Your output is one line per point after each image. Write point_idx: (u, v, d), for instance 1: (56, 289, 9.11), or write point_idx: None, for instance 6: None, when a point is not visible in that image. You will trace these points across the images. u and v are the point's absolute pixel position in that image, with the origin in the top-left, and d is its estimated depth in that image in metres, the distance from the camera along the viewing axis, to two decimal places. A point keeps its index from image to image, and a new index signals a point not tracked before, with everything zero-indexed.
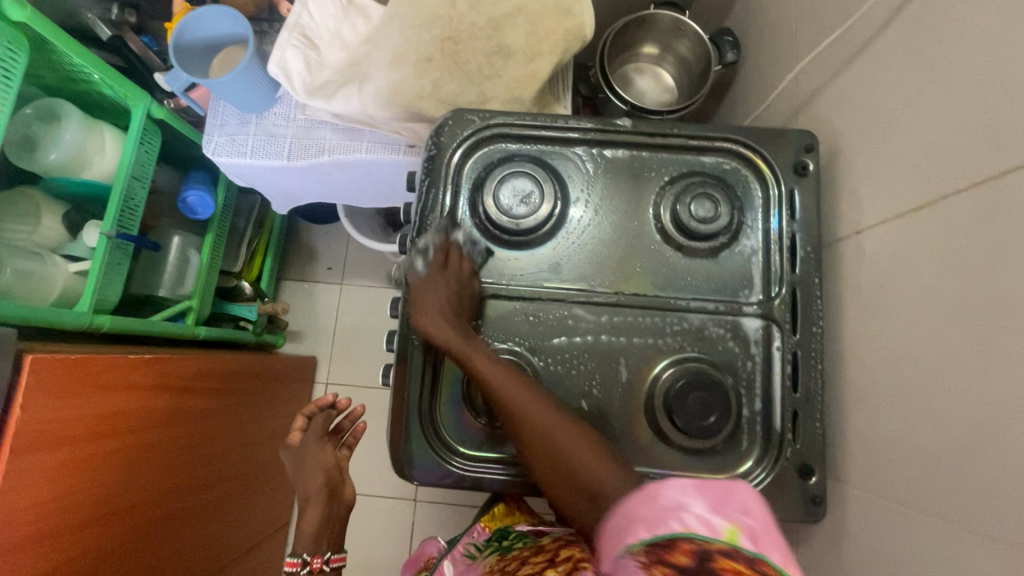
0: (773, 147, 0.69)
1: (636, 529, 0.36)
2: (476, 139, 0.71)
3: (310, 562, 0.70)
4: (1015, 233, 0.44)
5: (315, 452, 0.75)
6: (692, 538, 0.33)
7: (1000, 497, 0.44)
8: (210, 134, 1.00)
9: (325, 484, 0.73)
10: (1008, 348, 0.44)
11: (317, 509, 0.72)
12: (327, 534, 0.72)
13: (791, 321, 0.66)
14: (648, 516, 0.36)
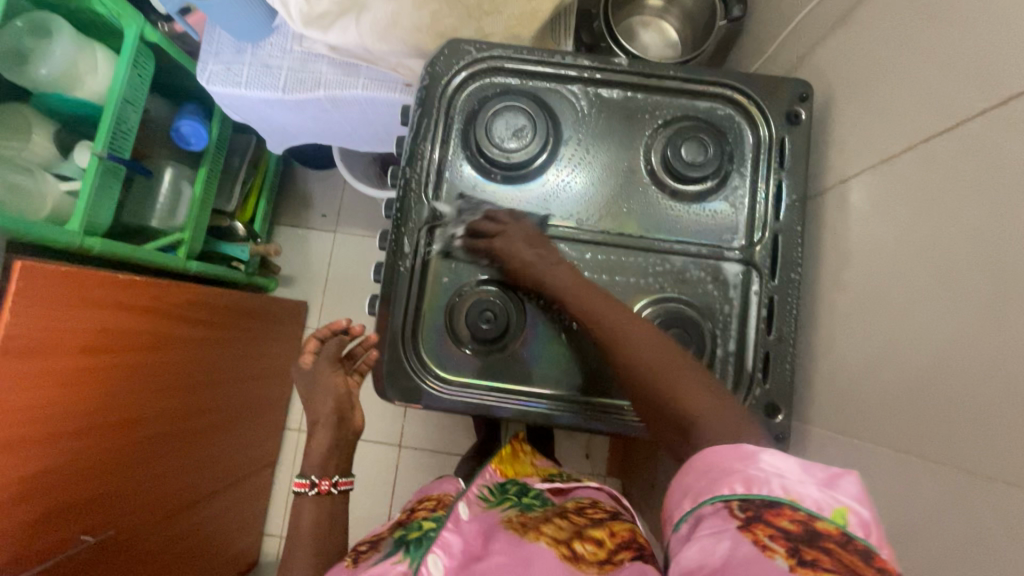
0: (768, 94, 0.69)
1: (730, 483, 0.42)
2: (472, 70, 0.70)
3: (319, 485, 0.67)
4: (987, 174, 0.46)
5: (326, 376, 0.71)
6: (796, 507, 0.39)
7: (948, 423, 0.47)
8: (204, 62, 0.99)
9: (335, 408, 0.70)
10: (973, 284, 0.46)
11: (326, 434, 0.69)
12: (336, 457, 0.70)
13: (771, 267, 0.67)
14: (744, 472, 0.43)
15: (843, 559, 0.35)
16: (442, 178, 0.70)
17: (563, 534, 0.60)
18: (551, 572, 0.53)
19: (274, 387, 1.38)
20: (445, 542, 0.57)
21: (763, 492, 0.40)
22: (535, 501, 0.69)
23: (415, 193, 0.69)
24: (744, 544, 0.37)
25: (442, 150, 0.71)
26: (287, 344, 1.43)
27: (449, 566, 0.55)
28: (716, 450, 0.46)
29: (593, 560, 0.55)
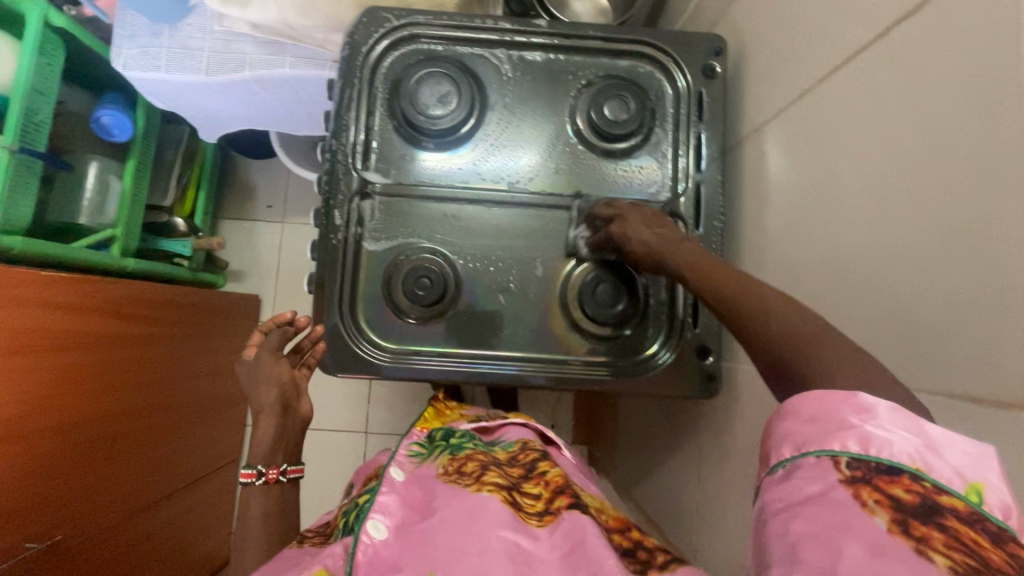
0: (685, 49, 0.71)
1: (842, 439, 0.33)
2: (393, 38, 0.70)
3: (267, 474, 0.62)
4: (870, 104, 0.49)
5: (268, 365, 0.66)
6: (921, 477, 0.30)
7: None
8: (119, 46, 0.94)
9: (277, 397, 0.65)
10: (861, 211, 0.49)
11: (269, 421, 0.64)
12: (284, 444, 0.65)
13: (695, 217, 0.70)
14: (861, 427, 0.33)
15: (981, 556, 0.26)
16: (370, 149, 0.70)
17: (503, 480, 0.58)
18: (493, 518, 0.51)
19: (231, 383, 1.35)
20: (382, 506, 0.53)
21: (886, 456, 0.31)
22: (466, 441, 0.67)
23: (343, 165, 0.68)
24: (841, 495, 0.30)
25: (368, 120, 0.70)
26: (241, 339, 1.39)
27: (390, 526, 0.52)
28: (826, 393, 0.35)
29: (532, 510, 0.55)
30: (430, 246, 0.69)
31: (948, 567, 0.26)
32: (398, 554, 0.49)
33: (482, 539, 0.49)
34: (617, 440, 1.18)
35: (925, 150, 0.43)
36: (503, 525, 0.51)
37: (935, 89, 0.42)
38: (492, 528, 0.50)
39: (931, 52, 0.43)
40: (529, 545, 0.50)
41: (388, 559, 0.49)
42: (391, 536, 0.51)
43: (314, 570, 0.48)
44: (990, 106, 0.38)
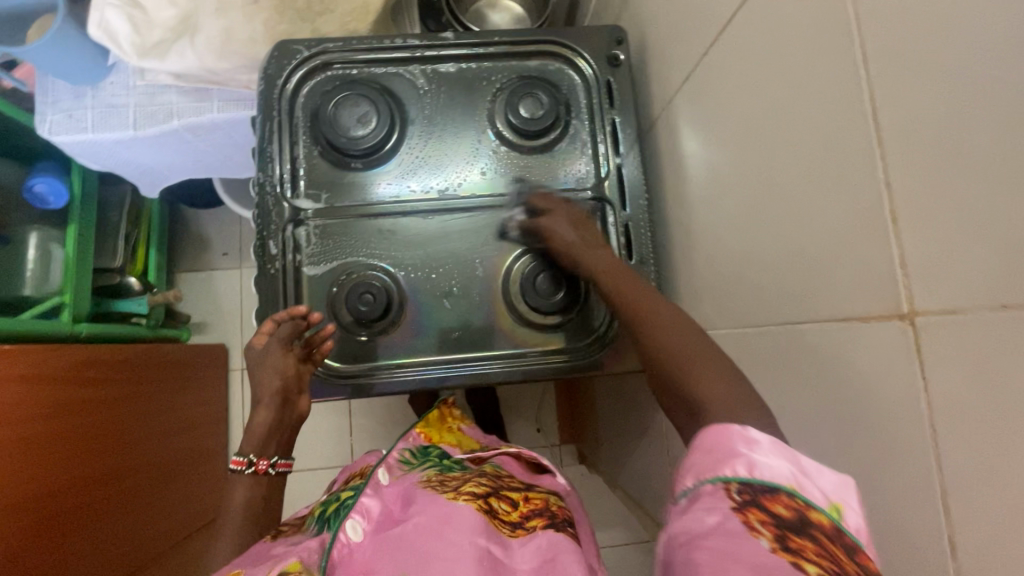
0: (588, 43, 0.74)
1: (733, 464, 0.38)
2: (307, 67, 0.72)
3: (256, 464, 0.60)
4: (740, 66, 0.52)
5: (275, 355, 0.63)
6: (795, 496, 0.36)
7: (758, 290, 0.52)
8: (43, 113, 0.94)
9: (279, 390, 0.62)
10: (748, 165, 0.52)
11: (267, 413, 0.62)
12: (278, 437, 0.62)
13: (621, 199, 0.72)
14: (749, 454, 0.38)
15: (835, 561, 0.32)
16: (298, 176, 0.71)
17: (480, 487, 0.56)
18: (466, 525, 0.49)
19: (207, 436, 1.32)
20: (364, 508, 0.53)
21: (765, 477, 0.37)
22: (457, 463, 0.64)
23: (272, 195, 0.69)
24: (732, 521, 0.35)
25: (293, 149, 0.71)
26: (213, 390, 1.37)
27: (368, 530, 0.51)
28: (717, 428, 0.41)
29: (506, 521, 0.53)
30: (371, 263, 0.70)
31: (819, 574, 0.31)
32: (371, 554, 0.48)
33: (452, 545, 0.47)
34: (600, 433, 1.18)
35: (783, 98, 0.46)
36: (475, 533, 0.49)
37: (778, 44, 0.45)
38: (465, 535, 0.48)
39: (771, 11, 0.46)
40: (500, 556, 0.48)
41: (360, 560, 0.47)
42: (366, 538, 0.50)
43: (289, 562, 0.45)
44: (819, 48, 0.41)
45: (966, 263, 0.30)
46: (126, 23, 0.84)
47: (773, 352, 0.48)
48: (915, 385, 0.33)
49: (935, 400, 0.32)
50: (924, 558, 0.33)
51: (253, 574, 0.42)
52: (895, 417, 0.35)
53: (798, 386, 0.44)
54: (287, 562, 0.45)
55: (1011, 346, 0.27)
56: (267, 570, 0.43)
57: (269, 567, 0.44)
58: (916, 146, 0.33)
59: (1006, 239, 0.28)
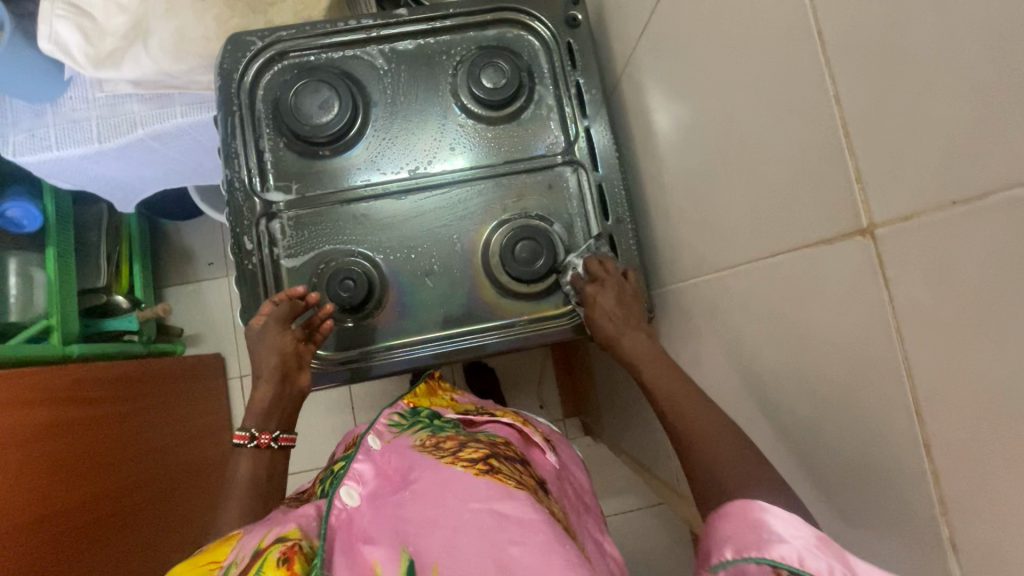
0: (545, 5, 0.73)
1: (778, 546, 0.33)
2: (263, 59, 0.71)
3: (259, 438, 0.63)
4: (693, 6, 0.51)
5: (274, 335, 0.65)
6: None
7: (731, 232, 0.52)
8: (5, 135, 0.93)
9: (278, 367, 0.64)
10: (710, 106, 0.51)
11: (267, 388, 0.64)
12: (279, 412, 0.65)
13: (593, 160, 0.72)
14: (796, 541, 0.33)
15: None
16: (267, 170, 0.71)
17: (480, 452, 0.55)
18: (466, 490, 0.48)
19: (212, 446, 1.33)
20: (355, 473, 0.52)
21: (815, 567, 0.32)
22: (448, 423, 0.64)
23: (242, 190, 0.69)
24: None
25: (258, 143, 0.71)
26: (214, 399, 1.37)
27: (364, 494, 0.50)
28: (756, 504, 0.37)
29: (511, 479, 0.51)
30: (348, 249, 0.70)
31: None
32: (370, 520, 0.47)
33: (454, 509, 0.46)
34: (601, 402, 1.18)
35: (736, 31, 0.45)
36: (474, 494, 0.47)
37: None
38: (464, 498, 0.47)
39: None
40: (505, 508, 0.46)
41: (359, 524, 0.47)
42: (364, 503, 0.49)
43: (288, 526, 0.45)
44: None
45: (916, 165, 0.30)
46: (77, 34, 0.83)
47: (751, 290, 0.48)
48: (881, 295, 0.33)
49: (900, 306, 0.32)
50: (901, 464, 0.34)
51: (252, 543, 0.43)
52: (868, 332, 0.35)
53: (774, 318, 0.45)
54: (286, 527, 0.45)
55: (964, 240, 0.28)
56: (264, 534, 0.44)
57: (266, 532, 0.44)
58: (860, 57, 0.33)
59: (949, 135, 0.28)
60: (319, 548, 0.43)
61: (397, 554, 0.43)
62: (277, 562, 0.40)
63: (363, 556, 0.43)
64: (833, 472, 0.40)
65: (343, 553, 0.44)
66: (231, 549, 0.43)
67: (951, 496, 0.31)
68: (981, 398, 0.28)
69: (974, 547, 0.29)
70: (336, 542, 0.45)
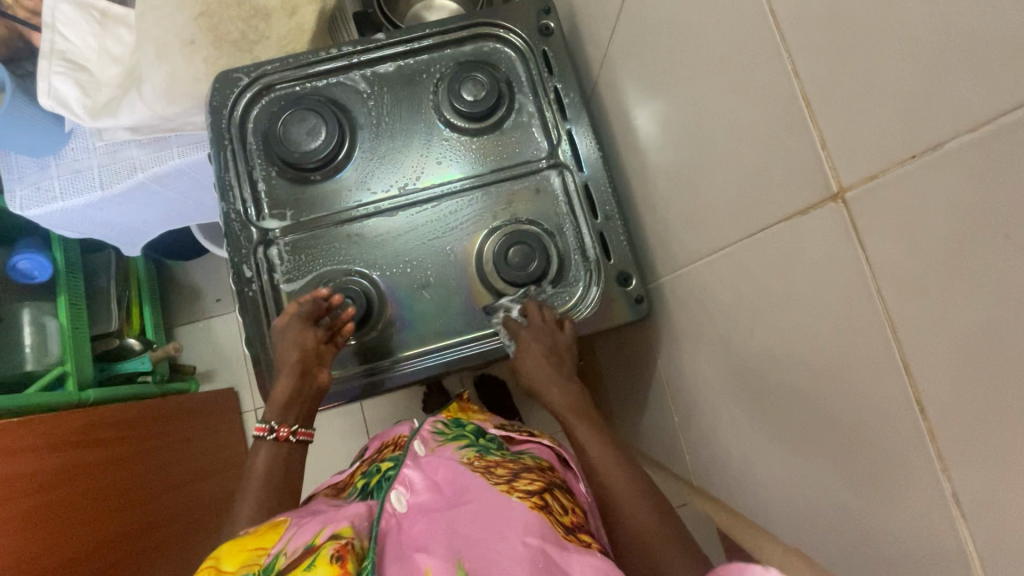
0: (517, 17, 0.75)
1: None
2: (251, 93, 0.74)
3: (278, 431, 0.64)
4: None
5: (296, 331, 0.66)
6: None
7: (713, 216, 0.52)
8: (11, 190, 0.96)
9: (298, 362, 0.65)
10: (682, 95, 0.52)
11: (287, 383, 0.65)
12: (298, 407, 0.65)
13: (577, 162, 0.73)
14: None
15: None
16: (261, 199, 0.73)
17: (533, 485, 0.56)
18: (524, 523, 0.49)
19: (231, 480, 1.33)
20: (406, 482, 0.54)
21: None
22: (492, 443, 0.66)
23: (238, 221, 0.71)
24: None
25: (252, 174, 0.73)
26: (228, 433, 1.38)
27: (413, 501, 0.51)
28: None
29: (560, 523, 0.52)
30: (346, 269, 0.72)
31: None
32: (420, 528, 0.47)
33: (509, 538, 0.46)
34: None
35: (696, 19, 0.46)
36: (531, 530, 0.48)
37: None
38: (522, 531, 0.47)
39: None
40: (557, 555, 0.46)
41: (409, 531, 0.47)
42: (413, 510, 0.49)
43: (341, 525, 0.44)
44: None
45: (874, 125, 0.30)
46: (75, 89, 0.89)
47: (740, 271, 0.48)
48: (858, 258, 0.34)
49: (876, 267, 0.32)
50: (897, 425, 0.34)
51: (302, 539, 0.42)
52: (852, 295, 0.35)
53: (764, 294, 0.45)
54: (339, 525, 0.44)
55: (925, 193, 0.28)
56: (318, 531, 0.43)
57: (319, 528, 0.44)
58: (812, 27, 0.33)
59: (901, 92, 0.28)
60: (370, 549, 0.42)
61: (450, 566, 0.42)
62: (330, 558, 0.39)
63: (415, 563, 0.43)
64: (836, 442, 0.40)
65: (394, 558, 0.43)
66: (279, 539, 0.44)
67: (949, 451, 0.30)
68: (963, 348, 0.28)
69: (976, 499, 0.29)
70: (387, 548, 0.45)
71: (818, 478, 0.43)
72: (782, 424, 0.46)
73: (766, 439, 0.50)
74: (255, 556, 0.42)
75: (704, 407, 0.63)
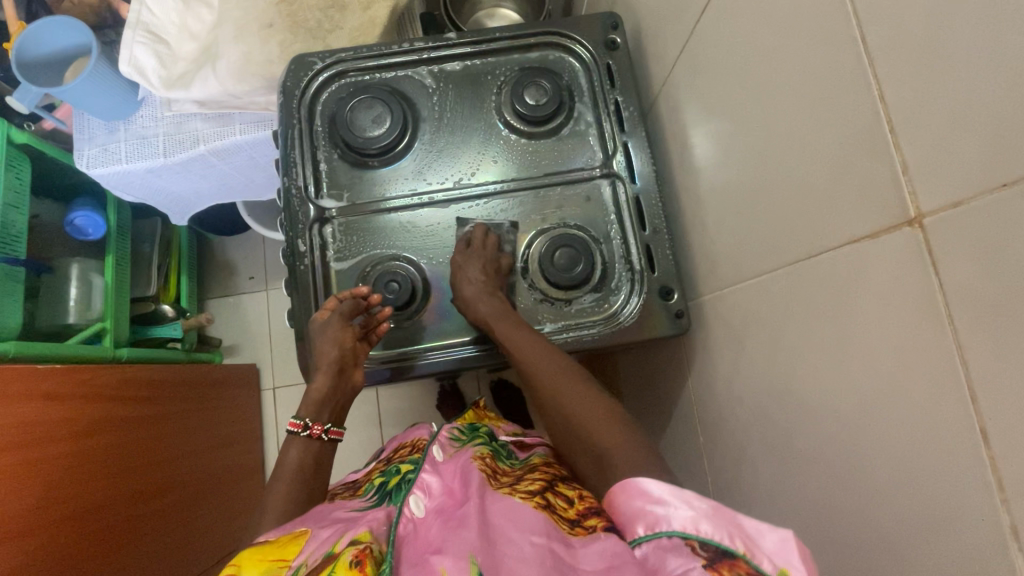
0: (585, 30, 0.77)
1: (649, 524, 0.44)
2: (323, 77, 0.77)
3: (311, 428, 0.65)
4: (728, 23, 0.54)
5: (336, 328, 0.67)
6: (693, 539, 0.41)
7: (765, 237, 0.53)
8: (80, 148, 1.00)
9: (337, 360, 0.67)
10: (748, 115, 0.53)
11: (324, 380, 0.67)
12: (332, 405, 0.68)
13: (630, 174, 0.74)
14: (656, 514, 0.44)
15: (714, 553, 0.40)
16: (321, 179, 0.76)
17: (535, 487, 0.55)
18: (528, 524, 0.46)
19: (244, 454, 1.34)
20: (423, 484, 0.54)
21: (667, 530, 0.43)
22: (503, 449, 0.67)
23: (298, 197, 0.73)
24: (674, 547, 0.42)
25: (315, 154, 0.76)
26: (247, 409, 1.40)
27: (430, 507, 0.52)
28: (627, 506, 0.47)
29: (563, 519, 0.48)
30: (393, 252, 0.74)
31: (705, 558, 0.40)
32: (435, 532, 0.47)
33: (515, 540, 0.43)
34: None
35: (772, 42, 0.48)
36: (536, 530, 0.45)
37: None
38: (529, 531, 0.44)
39: None
40: (564, 554, 0.42)
41: (425, 536, 0.47)
42: (429, 515, 0.50)
43: (360, 530, 0.46)
44: None
45: (962, 154, 0.31)
46: (153, 59, 0.92)
47: (794, 295, 0.49)
48: (931, 285, 0.34)
49: (952, 295, 0.33)
50: (957, 454, 0.34)
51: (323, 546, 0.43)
52: (919, 319, 0.35)
53: (819, 317, 0.45)
54: (357, 531, 0.46)
55: (1012, 222, 0.29)
56: (337, 538, 0.45)
57: (339, 536, 0.45)
58: (902, 57, 0.35)
59: (993, 123, 0.29)
60: (388, 551, 0.44)
61: (466, 563, 0.40)
62: (350, 563, 0.41)
63: (431, 564, 0.41)
64: (883, 470, 0.40)
65: (410, 563, 0.43)
66: (301, 550, 0.43)
67: (1010, 483, 0.30)
68: None
69: None
70: (404, 554, 0.45)
71: (859, 507, 0.43)
72: (826, 451, 0.46)
73: (803, 462, 0.50)
74: (275, 567, 0.41)
75: (736, 428, 0.63)
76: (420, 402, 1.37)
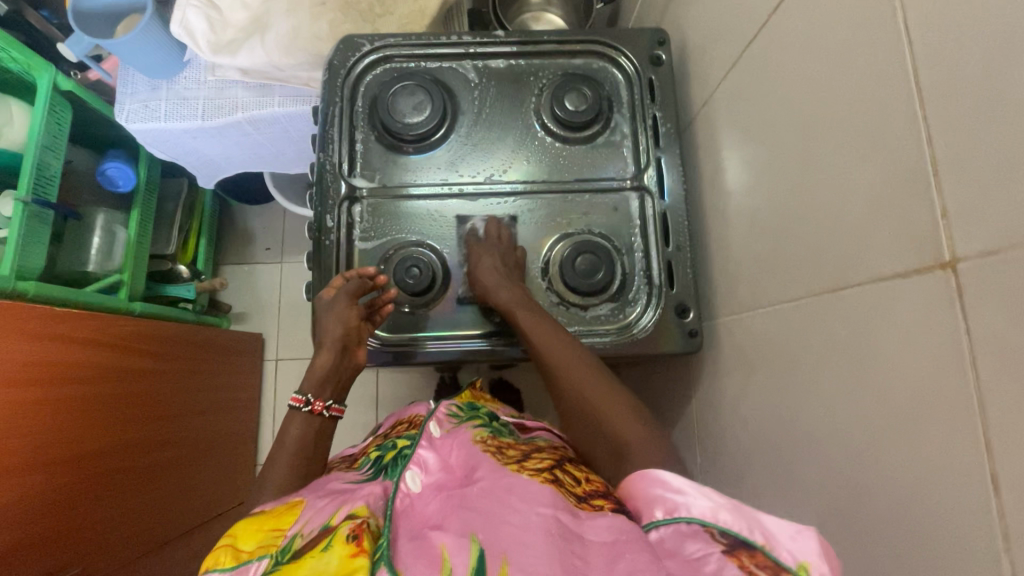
0: (632, 43, 0.78)
1: None
2: (369, 59, 0.78)
3: (313, 404, 0.65)
4: (778, 51, 0.55)
5: (342, 306, 0.68)
6: None
7: (790, 266, 0.53)
8: (121, 102, 1.02)
9: (341, 338, 0.67)
10: (787, 144, 0.54)
11: (328, 356, 0.67)
12: (334, 382, 0.67)
13: (660, 189, 0.75)
14: None
15: None
16: (356, 159, 0.77)
17: (543, 463, 0.55)
18: (534, 496, 0.46)
19: (240, 422, 1.35)
20: (421, 460, 0.55)
21: None
22: (503, 427, 0.67)
23: (331, 172, 0.74)
24: None
25: (352, 134, 0.77)
26: (247, 378, 1.41)
27: (427, 483, 0.51)
28: None
29: (571, 493, 0.49)
30: (418, 239, 0.75)
31: None
32: (434, 508, 0.47)
33: (520, 510, 0.44)
34: None
35: (821, 75, 0.48)
36: (543, 503, 0.45)
37: (819, 27, 0.48)
38: (534, 503, 0.45)
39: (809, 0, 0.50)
40: (571, 524, 0.43)
41: (422, 511, 0.47)
42: (427, 492, 0.50)
43: (357, 503, 0.45)
44: (858, 25, 0.44)
45: (1004, 204, 0.32)
46: (204, 23, 0.93)
47: (815, 325, 0.49)
48: (957, 329, 0.34)
49: (978, 341, 0.33)
50: (965, 498, 0.34)
51: (323, 516, 0.43)
52: (942, 362, 0.36)
53: (838, 350, 0.46)
54: (355, 504, 0.45)
55: None
56: (334, 511, 0.44)
57: (336, 508, 0.45)
58: (954, 103, 0.35)
59: None
60: (386, 527, 0.43)
61: (467, 539, 0.41)
62: (346, 537, 0.40)
63: (432, 539, 0.41)
64: (888, 508, 0.40)
65: (409, 537, 0.43)
66: (296, 521, 0.44)
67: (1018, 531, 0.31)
68: None
69: None
70: (401, 526, 0.45)
71: (858, 542, 0.43)
72: (831, 483, 0.46)
73: (805, 493, 0.50)
74: (272, 536, 0.42)
75: (738, 450, 0.63)
76: (419, 391, 1.37)
